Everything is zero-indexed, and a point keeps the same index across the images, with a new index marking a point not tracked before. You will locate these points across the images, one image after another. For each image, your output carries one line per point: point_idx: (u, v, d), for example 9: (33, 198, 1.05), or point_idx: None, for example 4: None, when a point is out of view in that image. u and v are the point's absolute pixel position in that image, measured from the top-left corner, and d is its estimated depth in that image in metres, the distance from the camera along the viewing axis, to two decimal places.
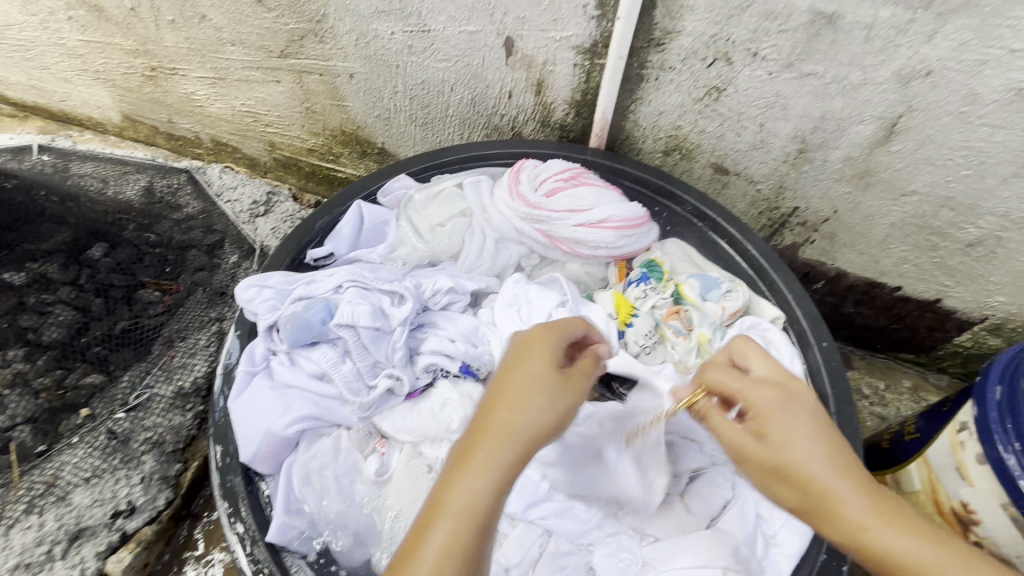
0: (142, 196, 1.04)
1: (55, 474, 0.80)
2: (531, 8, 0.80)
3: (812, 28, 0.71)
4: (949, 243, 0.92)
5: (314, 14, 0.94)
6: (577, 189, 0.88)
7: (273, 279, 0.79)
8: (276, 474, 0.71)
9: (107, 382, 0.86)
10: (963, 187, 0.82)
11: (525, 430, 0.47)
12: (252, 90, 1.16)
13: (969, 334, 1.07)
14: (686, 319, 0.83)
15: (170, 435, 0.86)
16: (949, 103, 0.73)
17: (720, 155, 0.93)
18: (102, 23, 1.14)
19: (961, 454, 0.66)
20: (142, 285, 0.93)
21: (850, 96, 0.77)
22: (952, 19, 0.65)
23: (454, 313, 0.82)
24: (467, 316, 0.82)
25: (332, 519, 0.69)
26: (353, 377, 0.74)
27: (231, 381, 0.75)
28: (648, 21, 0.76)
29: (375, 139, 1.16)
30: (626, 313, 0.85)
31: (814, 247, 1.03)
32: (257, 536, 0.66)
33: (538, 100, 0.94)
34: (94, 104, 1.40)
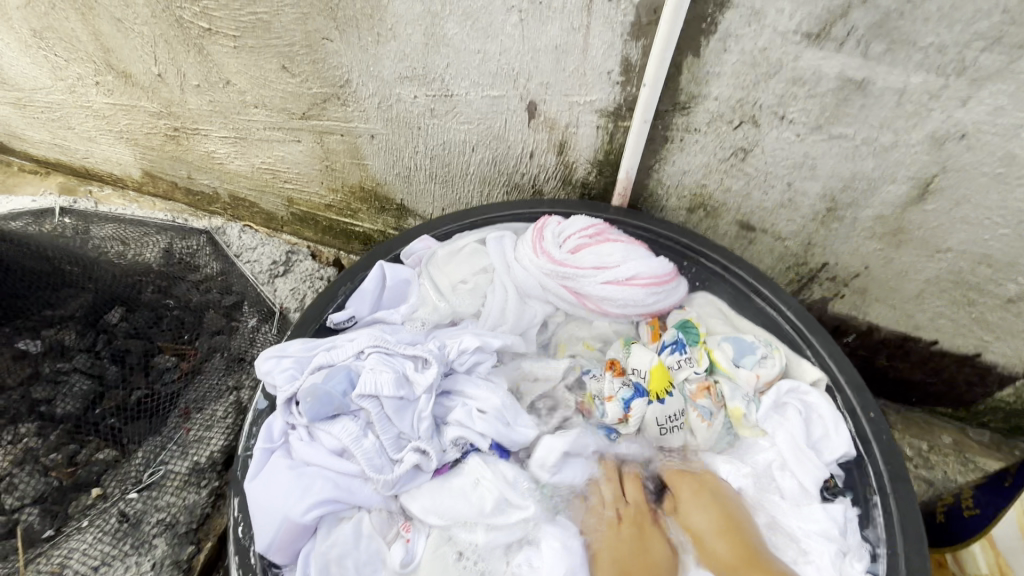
0: (161, 257, 1.03)
1: (62, 563, 0.74)
2: (555, 74, 0.81)
3: (840, 93, 0.70)
4: (986, 298, 0.89)
5: (338, 79, 0.95)
6: (601, 246, 0.87)
7: (292, 348, 0.77)
8: (292, 562, 0.68)
9: (121, 458, 0.83)
10: (1001, 245, 0.80)
11: None
12: (273, 149, 1.17)
13: (1011, 389, 1.03)
14: (717, 394, 0.80)
15: (184, 515, 0.82)
16: (985, 164, 0.71)
17: (746, 213, 0.91)
18: (129, 88, 1.17)
19: None
20: (159, 351, 0.91)
21: (882, 156, 0.76)
22: (986, 85, 0.64)
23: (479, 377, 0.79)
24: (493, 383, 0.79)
25: None
26: (375, 453, 0.70)
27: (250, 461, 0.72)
28: (673, 87, 0.76)
29: (394, 196, 1.16)
30: (661, 386, 0.78)
31: (845, 301, 1.01)
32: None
33: (560, 160, 0.94)
34: (116, 161, 1.42)
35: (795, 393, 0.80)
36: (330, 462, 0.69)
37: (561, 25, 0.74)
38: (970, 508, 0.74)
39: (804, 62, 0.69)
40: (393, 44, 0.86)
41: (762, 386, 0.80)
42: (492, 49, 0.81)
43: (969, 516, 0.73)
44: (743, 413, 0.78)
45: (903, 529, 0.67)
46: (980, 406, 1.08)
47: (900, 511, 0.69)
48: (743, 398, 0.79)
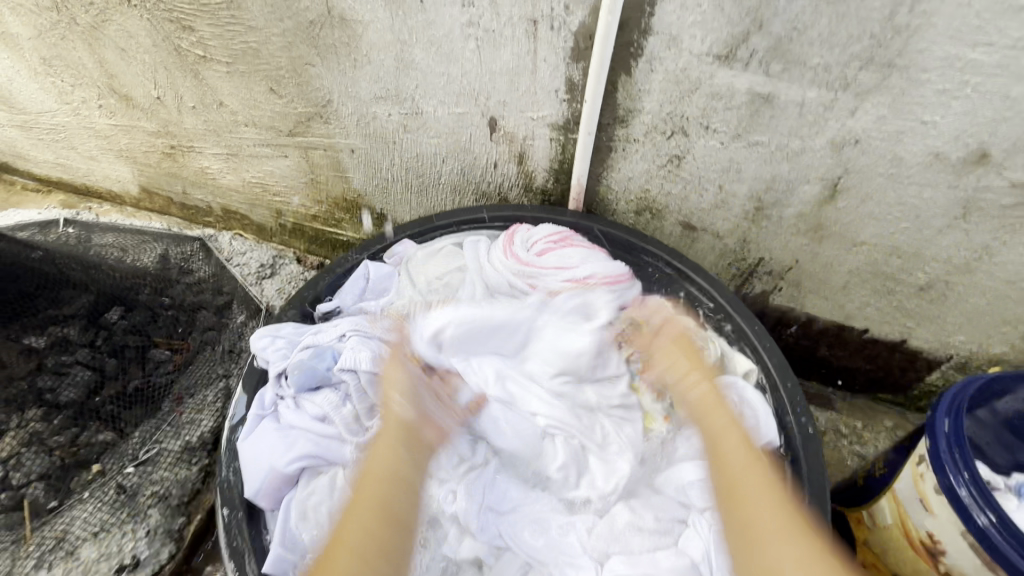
0: (157, 262, 1.11)
1: (65, 529, 0.83)
2: (510, 93, 0.92)
3: (752, 106, 0.82)
4: (902, 287, 0.99)
5: (320, 100, 1.06)
6: (565, 250, 0.95)
7: (285, 330, 0.85)
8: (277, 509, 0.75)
9: (119, 438, 0.91)
10: (905, 238, 0.91)
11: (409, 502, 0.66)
12: (262, 164, 1.28)
13: (938, 372, 1.12)
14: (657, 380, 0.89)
15: (176, 488, 0.90)
16: (879, 166, 0.82)
17: (687, 214, 1.02)
18: (129, 110, 1.27)
19: (922, 485, 0.70)
20: (155, 345, 1.00)
21: (794, 160, 0.87)
22: (868, 98, 0.75)
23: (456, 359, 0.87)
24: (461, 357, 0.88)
25: None
26: (352, 419, 0.78)
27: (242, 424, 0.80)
28: (611, 102, 0.87)
29: (374, 206, 1.26)
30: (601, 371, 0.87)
31: (783, 293, 1.11)
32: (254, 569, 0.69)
33: (521, 169, 1.05)
34: (115, 178, 1.51)
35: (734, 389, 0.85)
36: (313, 425, 0.77)
37: (512, 50, 0.85)
38: (881, 469, 0.83)
39: (718, 79, 0.80)
40: (368, 68, 0.97)
41: None
42: (455, 72, 0.92)
43: (880, 475, 0.82)
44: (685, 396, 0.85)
45: (808, 479, 0.75)
46: (915, 390, 1.18)
47: (807, 467, 0.77)
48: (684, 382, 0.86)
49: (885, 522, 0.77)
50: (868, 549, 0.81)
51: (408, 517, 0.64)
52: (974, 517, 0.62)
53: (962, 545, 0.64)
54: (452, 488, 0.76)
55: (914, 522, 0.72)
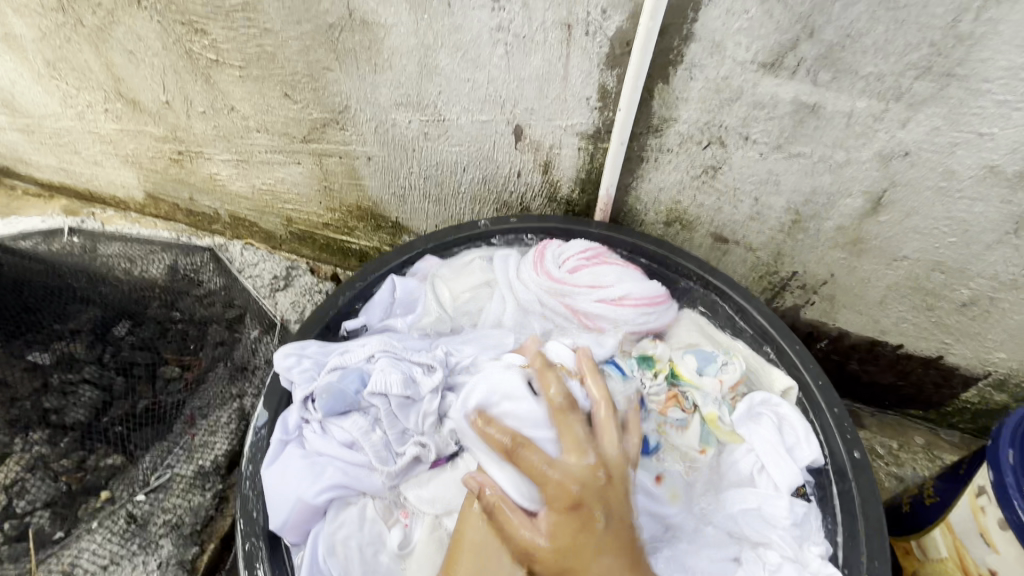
0: (165, 273, 1.05)
1: (72, 562, 0.77)
2: (539, 100, 0.88)
3: (796, 116, 0.78)
4: (943, 303, 0.96)
5: (337, 106, 1.02)
6: (599, 267, 0.91)
7: (311, 349, 0.80)
8: (302, 543, 0.71)
9: (127, 463, 0.87)
10: (950, 253, 0.87)
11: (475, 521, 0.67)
12: (273, 171, 1.23)
13: (974, 389, 1.09)
14: (686, 404, 0.80)
15: (189, 516, 0.85)
16: (928, 179, 0.79)
17: (719, 226, 0.98)
18: (136, 114, 1.23)
19: (984, 520, 0.66)
20: (164, 362, 0.96)
21: (837, 173, 0.83)
22: (922, 109, 0.72)
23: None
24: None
25: None
26: (382, 446, 0.73)
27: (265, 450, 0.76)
28: (646, 111, 0.83)
29: (389, 215, 1.22)
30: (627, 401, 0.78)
31: (815, 308, 1.07)
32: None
33: (545, 178, 1.01)
34: (120, 184, 1.47)
35: (768, 404, 0.81)
36: (340, 452, 0.72)
37: (543, 56, 0.82)
38: (931, 496, 0.79)
39: (762, 88, 0.76)
40: (389, 73, 0.93)
41: (729, 391, 0.81)
42: (481, 78, 0.88)
43: (929, 504, 0.79)
44: (718, 417, 0.79)
45: (863, 514, 0.72)
46: (948, 407, 1.14)
47: (861, 498, 0.72)
48: (714, 402, 0.80)
49: (939, 554, 0.74)
50: None
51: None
52: None
53: None
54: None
55: (974, 557, 0.68)
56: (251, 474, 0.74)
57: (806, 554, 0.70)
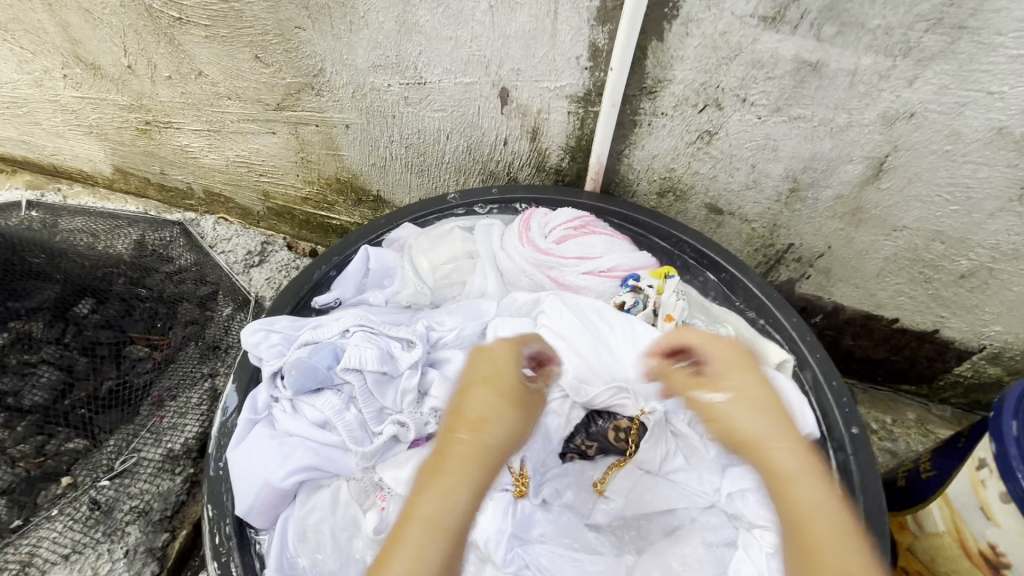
0: (133, 249, 1.01)
1: (32, 552, 0.75)
2: (525, 60, 0.83)
3: (797, 75, 0.74)
4: (942, 274, 0.93)
5: (311, 69, 0.96)
6: (587, 237, 0.87)
7: (280, 323, 0.75)
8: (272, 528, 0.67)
9: (92, 447, 0.82)
10: (952, 221, 0.84)
11: (451, 503, 0.48)
12: (247, 142, 1.17)
13: (968, 363, 1.07)
14: None
15: (158, 502, 0.82)
16: (933, 142, 0.75)
17: (713, 196, 0.94)
18: (98, 81, 1.15)
19: (984, 493, 0.64)
20: (131, 341, 0.90)
21: (838, 137, 0.79)
22: (930, 66, 0.68)
23: (467, 350, 0.78)
24: (475, 349, 0.79)
25: None
26: (357, 426, 0.69)
27: (233, 431, 0.71)
28: (639, 71, 0.79)
29: (370, 187, 1.17)
30: None
31: (811, 282, 1.05)
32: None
33: (533, 146, 0.96)
34: (85, 157, 1.40)
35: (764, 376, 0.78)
36: (313, 432, 0.68)
37: (530, 11, 0.76)
38: (927, 470, 0.78)
39: (761, 45, 0.72)
40: (366, 32, 0.87)
41: None
42: (463, 36, 0.82)
43: (926, 478, 0.77)
44: None
45: (861, 488, 0.70)
46: (941, 382, 1.13)
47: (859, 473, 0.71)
48: None
49: (935, 528, 0.72)
50: (914, 555, 0.77)
51: (450, 528, 0.47)
52: None
53: None
54: None
55: (973, 531, 0.66)
56: (218, 456, 0.70)
57: None
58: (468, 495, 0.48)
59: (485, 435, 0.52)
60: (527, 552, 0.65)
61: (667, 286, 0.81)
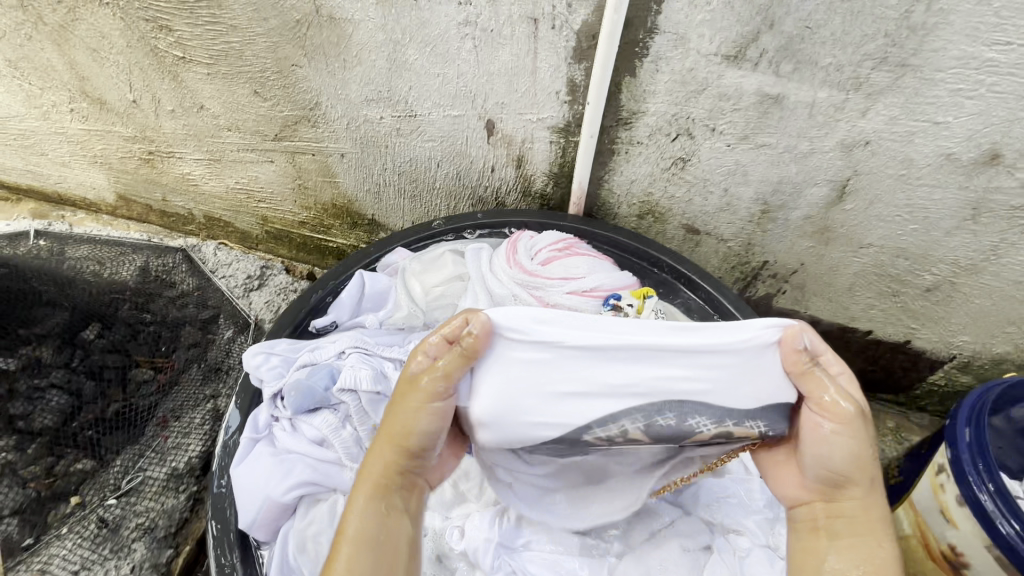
0: (137, 276, 1.06)
1: (42, 569, 0.77)
2: (509, 95, 0.88)
3: (760, 107, 0.79)
4: (908, 288, 0.98)
5: (308, 103, 1.01)
6: (570, 258, 0.92)
7: (280, 346, 0.79)
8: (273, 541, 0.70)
9: (99, 467, 0.86)
10: (913, 239, 0.90)
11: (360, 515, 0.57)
12: (246, 170, 1.22)
13: (940, 372, 1.12)
14: None
15: (162, 519, 0.86)
16: (889, 167, 0.81)
17: (690, 217, 1.00)
18: (103, 114, 1.21)
19: (943, 497, 0.69)
20: (137, 365, 0.94)
21: (802, 162, 0.85)
22: (880, 99, 0.73)
23: None
24: None
25: None
26: (353, 443, 0.73)
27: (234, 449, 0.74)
28: (615, 104, 0.84)
29: (365, 212, 1.22)
30: None
31: (787, 296, 1.10)
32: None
33: (519, 173, 1.01)
34: (89, 185, 1.44)
35: None
36: (311, 450, 0.72)
37: (511, 50, 0.82)
38: (896, 477, 0.82)
39: (726, 80, 0.77)
40: (359, 69, 0.92)
41: None
42: (451, 73, 0.88)
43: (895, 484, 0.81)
44: None
45: None
46: (917, 390, 1.17)
47: None
48: None
49: (902, 532, 0.76)
50: None
51: (356, 533, 0.56)
52: (1000, 532, 0.60)
53: (986, 559, 0.63)
54: (457, 524, 0.71)
55: (935, 532, 0.70)
56: (221, 475, 0.73)
57: (774, 539, 0.71)
58: (361, 500, 0.58)
59: (387, 436, 0.59)
60: (514, 559, 0.69)
61: (646, 306, 0.85)
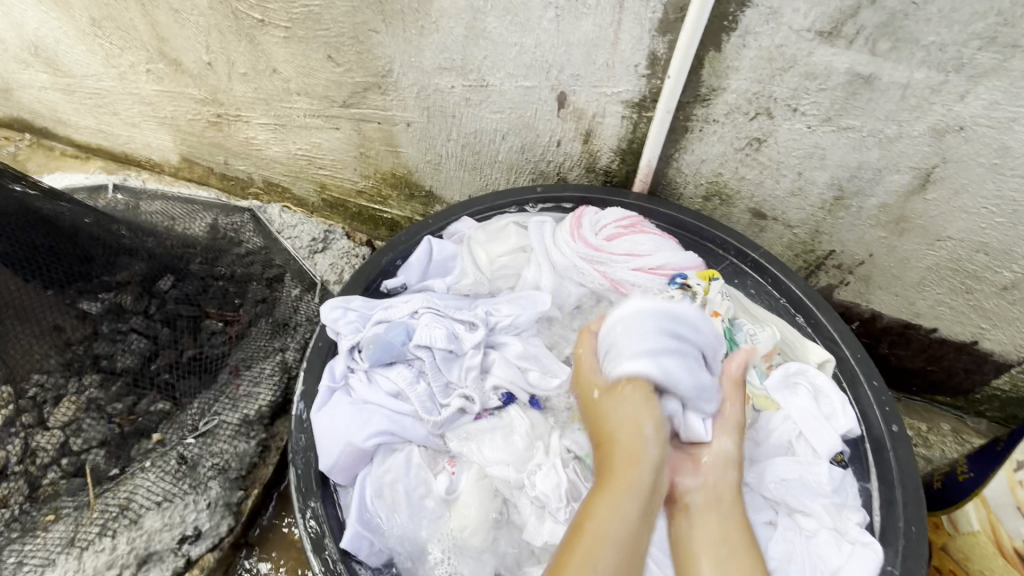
0: (207, 232, 1.11)
1: (128, 498, 0.84)
2: (585, 66, 0.88)
3: (849, 87, 0.77)
4: (984, 286, 0.95)
5: (380, 69, 1.02)
6: (635, 236, 0.91)
7: (356, 302, 0.82)
8: (350, 485, 0.73)
9: (176, 409, 0.91)
10: (996, 234, 0.86)
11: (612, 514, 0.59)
12: (311, 136, 1.25)
13: (1007, 376, 1.08)
14: None
15: (235, 462, 0.92)
16: (982, 155, 0.78)
17: (758, 201, 0.98)
18: (178, 75, 1.24)
19: (1020, 493, 0.67)
20: (207, 316, 0.99)
21: (886, 147, 0.82)
22: (982, 81, 0.71)
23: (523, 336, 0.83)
24: (530, 336, 0.84)
25: (399, 532, 0.69)
26: (427, 397, 0.75)
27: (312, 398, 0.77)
28: (695, 80, 0.83)
29: (423, 183, 1.23)
30: None
31: (849, 288, 1.08)
32: (331, 546, 0.68)
33: (585, 148, 1.01)
34: (156, 147, 1.49)
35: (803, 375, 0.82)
36: (388, 401, 0.74)
37: (594, 21, 0.81)
38: (964, 472, 0.80)
39: (816, 58, 0.75)
40: (435, 36, 0.93)
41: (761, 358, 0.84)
42: (528, 43, 0.88)
43: (963, 480, 0.79)
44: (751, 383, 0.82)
45: (901, 484, 0.73)
46: (979, 394, 1.13)
47: (898, 467, 0.74)
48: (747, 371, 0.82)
49: (971, 528, 0.75)
50: (947, 555, 0.79)
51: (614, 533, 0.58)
52: None
53: None
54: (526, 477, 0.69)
55: (1009, 529, 0.69)
56: (299, 424, 0.75)
57: (844, 524, 0.71)
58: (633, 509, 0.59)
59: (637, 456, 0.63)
60: None
61: (713, 288, 0.86)
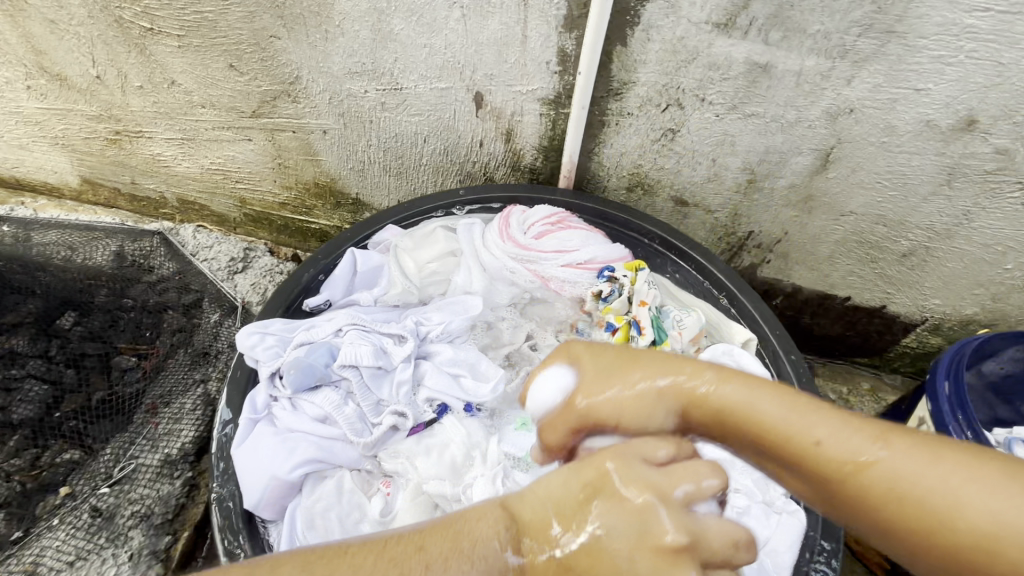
0: (113, 261, 1.05)
1: (35, 561, 0.79)
2: (497, 66, 0.87)
3: (749, 76, 0.80)
4: (886, 254, 1.02)
5: (288, 77, 0.98)
6: (565, 232, 0.91)
7: (274, 325, 0.78)
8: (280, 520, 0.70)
9: (87, 457, 0.87)
10: (891, 206, 0.93)
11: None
12: (222, 149, 1.18)
13: (913, 335, 1.17)
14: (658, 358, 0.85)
15: (158, 506, 0.85)
16: (872, 135, 0.83)
17: (678, 189, 1.01)
18: (65, 91, 1.14)
19: None
20: (119, 352, 0.96)
21: (788, 132, 0.86)
22: (865, 66, 0.75)
23: (455, 343, 0.84)
24: (462, 342, 0.84)
25: None
26: (357, 418, 0.74)
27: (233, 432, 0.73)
28: (605, 75, 0.84)
29: (349, 191, 1.19)
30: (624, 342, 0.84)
31: (771, 266, 1.13)
32: None
33: (508, 147, 1.00)
34: (51, 169, 1.37)
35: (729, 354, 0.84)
36: (315, 427, 0.73)
37: (500, 20, 0.80)
38: None
39: (716, 48, 0.78)
40: (341, 40, 0.89)
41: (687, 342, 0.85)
42: (438, 44, 0.86)
43: None
44: None
45: None
46: (891, 353, 1.22)
47: None
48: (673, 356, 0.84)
49: None
50: None
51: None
52: None
53: None
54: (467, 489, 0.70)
55: None
56: (221, 457, 0.72)
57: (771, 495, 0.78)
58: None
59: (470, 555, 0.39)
60: None
61: (639, 278, 0.87)
